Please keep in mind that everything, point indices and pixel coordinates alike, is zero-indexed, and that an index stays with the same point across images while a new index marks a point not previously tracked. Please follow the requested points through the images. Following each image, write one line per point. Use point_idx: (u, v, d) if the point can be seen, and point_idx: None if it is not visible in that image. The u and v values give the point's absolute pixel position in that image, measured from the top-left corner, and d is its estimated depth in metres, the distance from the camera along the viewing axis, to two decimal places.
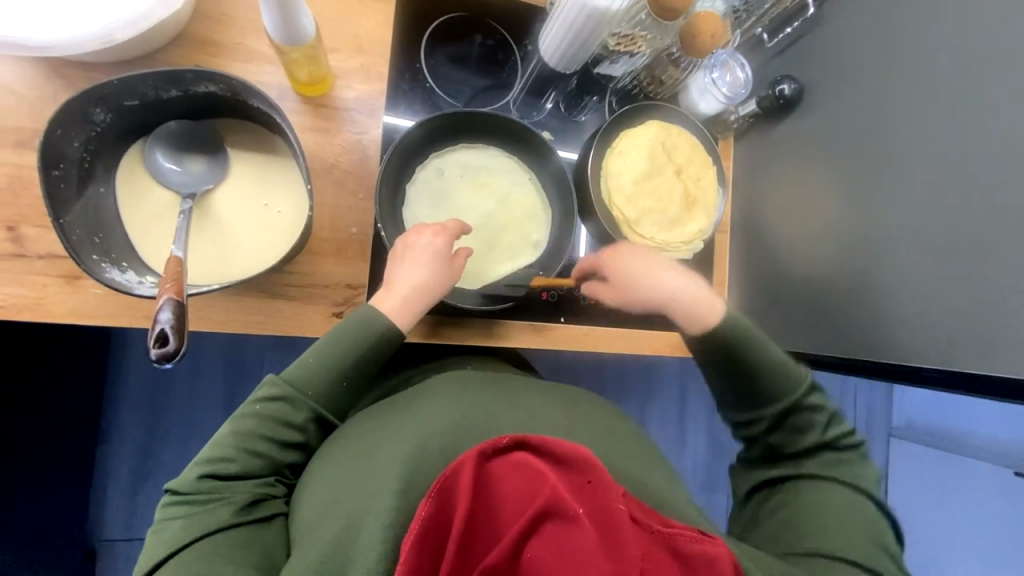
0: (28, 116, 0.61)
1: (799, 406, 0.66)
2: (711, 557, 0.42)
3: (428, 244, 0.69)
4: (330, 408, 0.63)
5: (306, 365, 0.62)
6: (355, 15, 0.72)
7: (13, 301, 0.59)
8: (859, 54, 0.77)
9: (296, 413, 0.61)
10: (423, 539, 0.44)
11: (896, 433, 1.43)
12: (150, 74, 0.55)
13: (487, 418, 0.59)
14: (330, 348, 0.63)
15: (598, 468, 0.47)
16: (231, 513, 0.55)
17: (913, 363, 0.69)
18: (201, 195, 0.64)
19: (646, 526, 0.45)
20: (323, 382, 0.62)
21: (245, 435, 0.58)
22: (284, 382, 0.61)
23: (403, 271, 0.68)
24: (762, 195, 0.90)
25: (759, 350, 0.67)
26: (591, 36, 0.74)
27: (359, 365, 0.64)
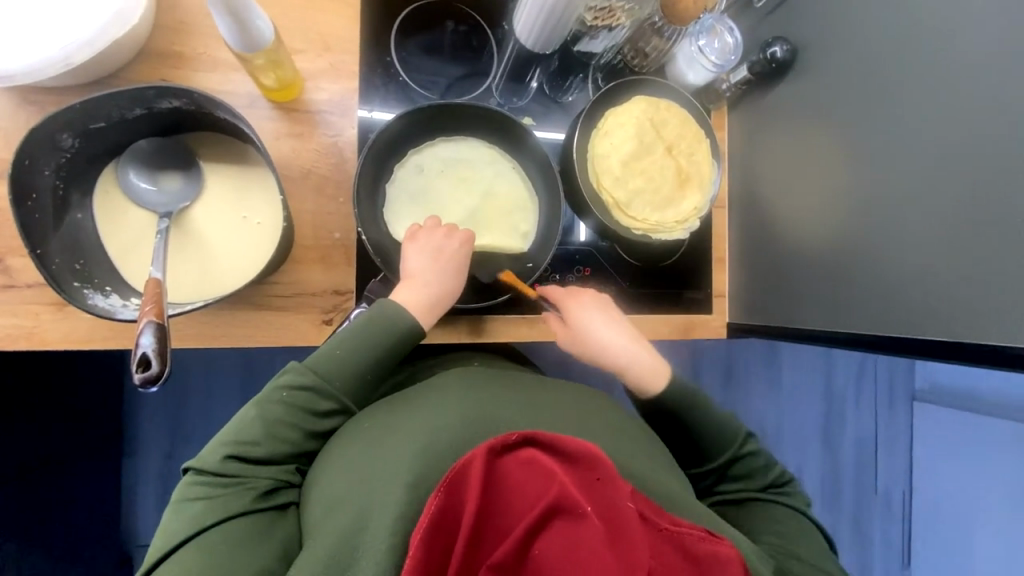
0: (1, 146, 0.61)
1: (738, 456, 0.70)
2: (719, 556, 0.43)
3: (457, 249, 0.71)
4: (354, 398, 0.64)
5: (333, 353, 0.63)
6: (320, 12, 0.70)
7: (10, 332, 0.61)
8: (853, 7, 0.72)
9: (322, 402, 0.62)
10: (432, 537, 0.43)
11: (920, 396, 1.46)
12: (111, 95, 0.54)
13: (487, 419, 0.57)
14: (357, 336, 0.64)
15: (608, 466, 0.45)
16: (251, 499, 0.55)
17: (926, 336, 0.65)
18: (178, 213, 0.63)
19: (653, 522, 0.45)
20: (348, 372, 0.63)
21: (272, 422, 0.59)
22: (311, 371, 0.62)
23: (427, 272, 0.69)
24: (760, 166, 0.87)
25: (701, 410, 0.70)
26: (566, 13, 0.70)
27: (381, 356, 0.64)
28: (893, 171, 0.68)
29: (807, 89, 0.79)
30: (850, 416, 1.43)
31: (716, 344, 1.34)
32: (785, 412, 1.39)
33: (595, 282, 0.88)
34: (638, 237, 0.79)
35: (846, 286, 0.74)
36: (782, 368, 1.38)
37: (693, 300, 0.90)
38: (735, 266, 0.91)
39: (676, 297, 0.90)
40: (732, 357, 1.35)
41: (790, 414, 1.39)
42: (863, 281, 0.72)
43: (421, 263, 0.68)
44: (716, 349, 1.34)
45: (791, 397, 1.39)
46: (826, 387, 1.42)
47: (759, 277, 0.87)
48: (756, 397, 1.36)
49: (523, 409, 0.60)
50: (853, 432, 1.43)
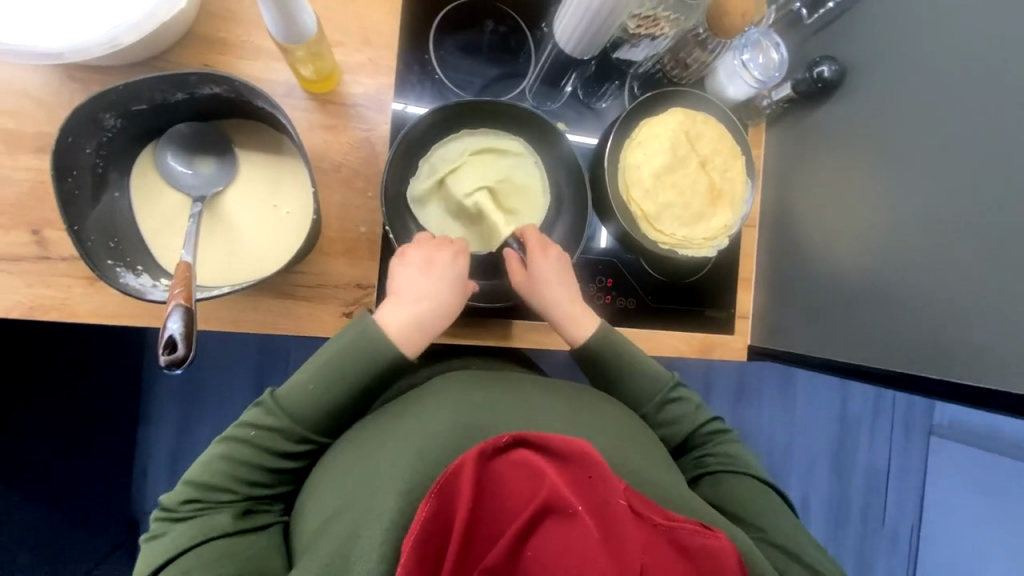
0: (46, 121, 0.62)
1: (667, 404, 0.72)
2: (713, 551, 0.41)
3: (451, 264, 0.69)
4: (325, 433, 0.63)
5: (301, 392, 0.61)
6: (362, 6, 0.70)
7: (42, 302, 0.62)
8: (910, 31, 0.69)
9: (291, 441, 0.61)
10: (425, 540, 0.43)
11: (937, 431, 1.42)
12: (156, 78, 0.55)
13: (490, 422, 0.57)
14: (328, 374, 0.62)
15: (598, 462, 0.44)
16: (229, 521, 0.56)
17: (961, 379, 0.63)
18: (210, 197, 0.64)
19: (647, 518, 0.42)
20: (312, 409, 0.61)
21: (236, 463, 0.59)
22: (274, 410, 0.60)
23: (417, 290, 0.67)
24: (796, 187, 0.84)
25: (622, 360, 0.72)
26: (609, 21, 0.69)
27: (351, 387, 0.62)
28: (938, 203, 0.66)
29: (853, 112, 0.76)
30: (864, 447, 1.39)
31: (733, 364, 1.32)
32: (798, 437, 1.35)
33: (616, 294, 0.87)
34: (663, 251, 0.78)
35: (878, 318, 0.72)
36: (798, 393, 1.35)
37: (715, 319, 0.89)
38: (761, 288, 0.89)
39: (698, 315, 0.88)
40: (747, 377, 1.32)
41: (803, 440, 1.36)
42: (897, 314, 0.70)
43: (410, 283, 0.67)
44: (732, 369, 1.31)
45: (805, 421, 1.36)
46: (841, 415, 1.38)
47: (786, 300, 0.84)
48: (771, 421, 1.33)
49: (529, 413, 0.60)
50: (866, 464, 1.39)
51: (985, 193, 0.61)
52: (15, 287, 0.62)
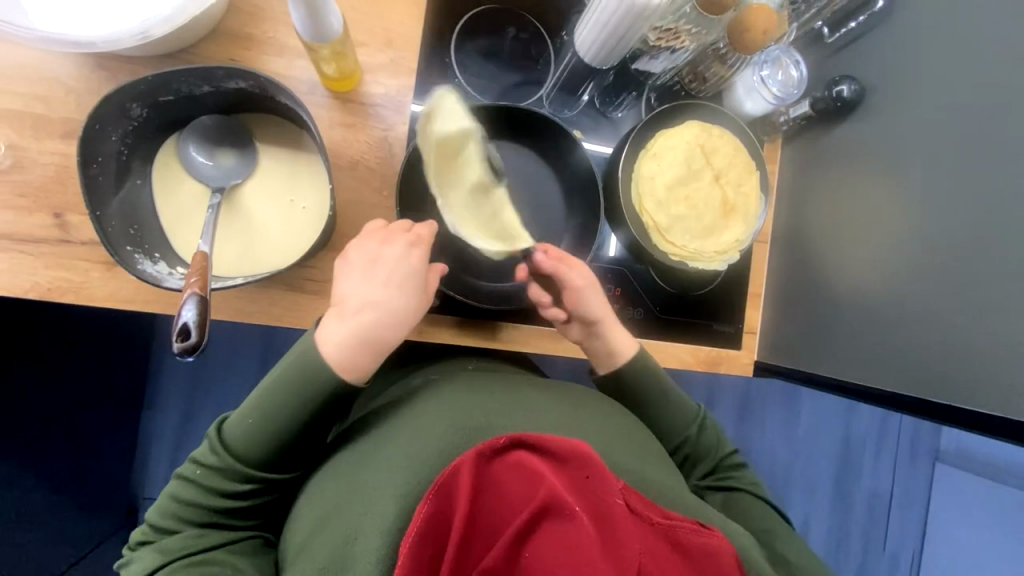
0: (73, 108, 0.64)
1: (697, 435, 0.73)
2: (710, 548, 0.43)
3: (397, 259, 0.66)
4: (273, 468, 0.60)
5: (241, 430, 0.59)
6: (386, 8, 0.71)
7: (59, 285, 0.63)
8: (932, 54, 0.69)
9: (234, 480, 0.59)
10: (423, 542, 0.42)
11: (944, 457, 1.41)
12: (184, 70, 0.56)
13: (491, 418, 0.58)
14: (262, 407, 0.59)
15: (594, 461, 0.45)
16: (192, 545, 0.57)
17: (969, 407, 0.63)
18: (229, 189, 0.65)
19: (644, 516, 0.44)
20: (252, 445, 0.59)
21: (186, 501, 0.58)
22: (216, 447, 0.59)
23: (362, 294, 0.65)
24: (810, 205, 0.84)
25: (655, 388, 0.73)
26: (630, 33, 0.70)
27: (294, 416, 0.60)
28: (954, 228, 0.65)
29: (870, 133, 0.76)
30: (868, 470, 1.38)
31: (738, 379, 1.31)
32: (801, 456, 1.34)
33: (624, 304, 0.87)
34: (673, 263, 0.78)
35: (888, 340, 0.71)
36: (803, 412, 1.34)
37: (722, 333, 0.88)
38: (770, 305, 0.89)
39: (706, 328, 0.88)
40: (751, 393, 1.31)
41: (805, 459, 1.34)
42: (908, 337, 0.69)
43: (355, 288, 0.65)
44: (737, 384, 1.30)
45: (808, 441, 1.34)
46: (845, 436, 1.37)
47: (794, 318, 0.84)
48: (774, 439, 1.32)
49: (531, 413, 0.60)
50: (869, 487, 1.37)
51: (1002, 220, 0.61)
52: (34, 268, 0.63)
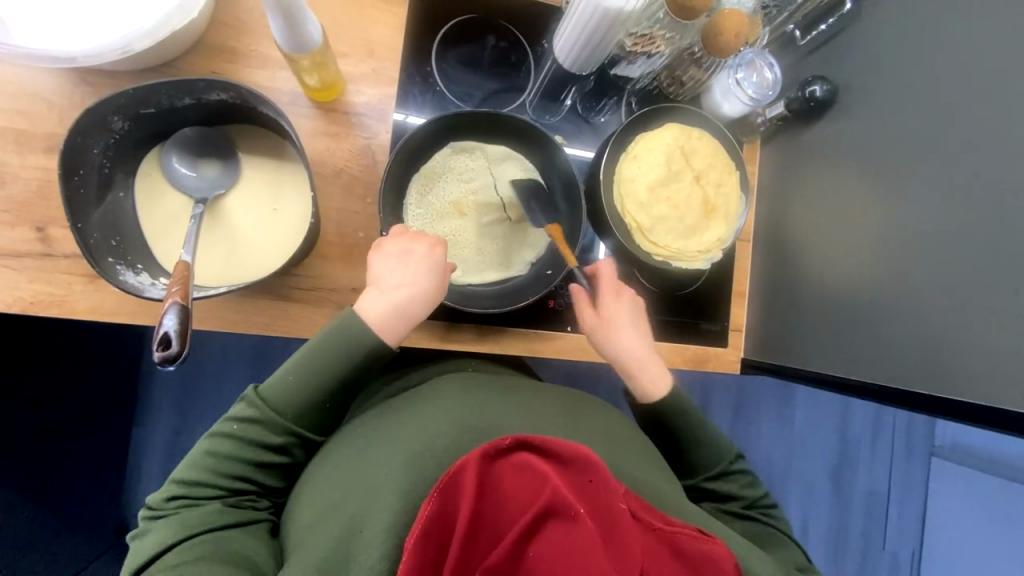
0: (56, 122, 0.64)
1: (729, 470, 0.71)
2: (712, 556, 0.43)
3: (435, 250, 0.68)
4: (308, 426, 0.62)
5: (283, 384, 0.60)
6: (366, 18, 0.72)
7: (42, 298, 0.63)
8: (899, 54, 0.71)
9: (273, 433, 0.60)
10: (426, 539, 0.43)
11: (939, 452, 1.42)
12: (164, 83, 0.57)
13: (485, 417, 0.58)
14: (306, 367, 0.61)
15: (600, 467, 0.45)
16: (222, 511, 0.57)
17: (950, 397, 0.64)
18: (212, 200, 0.65)
19: (646, 522, 0.44)
20: (297, 403, 0.60)
21: (223, 457, 0.58)
22: (258, 403, 0.59)
23: (398, 272, 0.66)
24: (790, 203, 0.85)
25: (692, 424, 0.71)
26: (607, 38, 0.72)
27: (334, 382, 0.62)
28: (931, 222, 0.67)
29: (845, 132, 0.78)
30: (864, 466, 1.38)
31: (731, 379, 1.31)
32: (796, 455, 1.34)
33: None
34: (657, 262, 0.79)
35: (871, 333, 0.73)
36: (796, 410, 1.34)
37: (709, 332, 0.89)
38: (755, 302, 0.89)
39: (691, 327, 0.88)
40: (744, 392, 1.32)
41: (800, 457, 1.34)
42: (891, 330, 0.71)
43: (390, 267, 0.67)
44: (730, 384, 1.31)
45: (803, 439, 1.35)
46: (840, 434, 1.37)
47: (779, 315, 0.85)
48: (769, 437, 1.32)
49: (520, 413, 0.60)
50: (865, 485, 1.37)
51: (973, 213, 0.63)
52: (17, 282, 0.63)
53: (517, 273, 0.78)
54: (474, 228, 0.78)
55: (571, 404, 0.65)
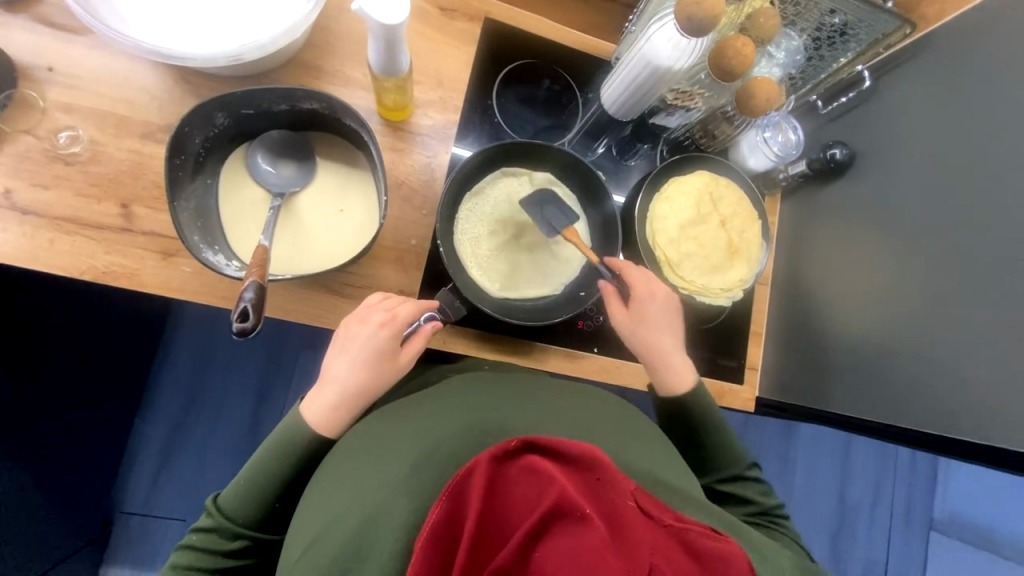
0: (155, 112, 0.71)
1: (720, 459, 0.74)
2: (721, 553, 0.44)
3: (368, 339, 0.68)
4: (263, 527, 0.64)
5: (236, 492, 0.63)
6: (440, 54, 0.81)
7: (114, 270, 0.67)
8: (909, 132, 0.81)
9: (226, 539, 0.63)
10: (435, 540, 0.45)
11: (938, 526, 1.41)
12: (270, 89, 0.65)
13: (525, 415, 0.62)
14: (258, 467, 0.64)
15: (606, 465, 0.49)
16: None
17: (950, 436, 0.71)
18: (288, 195, 0.71)
19: (658, 519, 0.47)
20: (248, 504, 0.63)
21: (182, 570, 0.61)
22: (213, 510, 0.63)
23: (339, 367, 0.68)
24: (808, 254, 0.92)
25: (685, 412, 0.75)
26: (652, 89, 0.80)
27: (294, 468, 0.65)
28: (940, 280, 0.73)
29: (859, 192, 0.86)
30: (863, 530, 1.37)
31: (736, 424, 1.33)
32: (795, 509, 1.34)
33: None
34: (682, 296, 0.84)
35: (884, 379, 0.79)
36: (797, 463, 1.35)
37: (726, 367, 0.91)
38: (770, 344, 0.94)
39: (710, 361, 0.91)
40: (745, 441, 1.33)
41: (800, 514, 1.34)
42: (900, 376, 0.77)
43: (336, 364, 0.69)
44: (735, 428, 1.33)
45: (804, 497, 1.35)
46: (839, 497, 1.37)
47: (793, 358, 0.90)
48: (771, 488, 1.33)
49: (554, 415, 0.63)
50: (862, 552, 1.36)
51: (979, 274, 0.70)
52: (94, 252, 0.67)
53: (550, 292, 0.83)
54: (516, 246, 0.83)
55: (605, 407, 0.68)
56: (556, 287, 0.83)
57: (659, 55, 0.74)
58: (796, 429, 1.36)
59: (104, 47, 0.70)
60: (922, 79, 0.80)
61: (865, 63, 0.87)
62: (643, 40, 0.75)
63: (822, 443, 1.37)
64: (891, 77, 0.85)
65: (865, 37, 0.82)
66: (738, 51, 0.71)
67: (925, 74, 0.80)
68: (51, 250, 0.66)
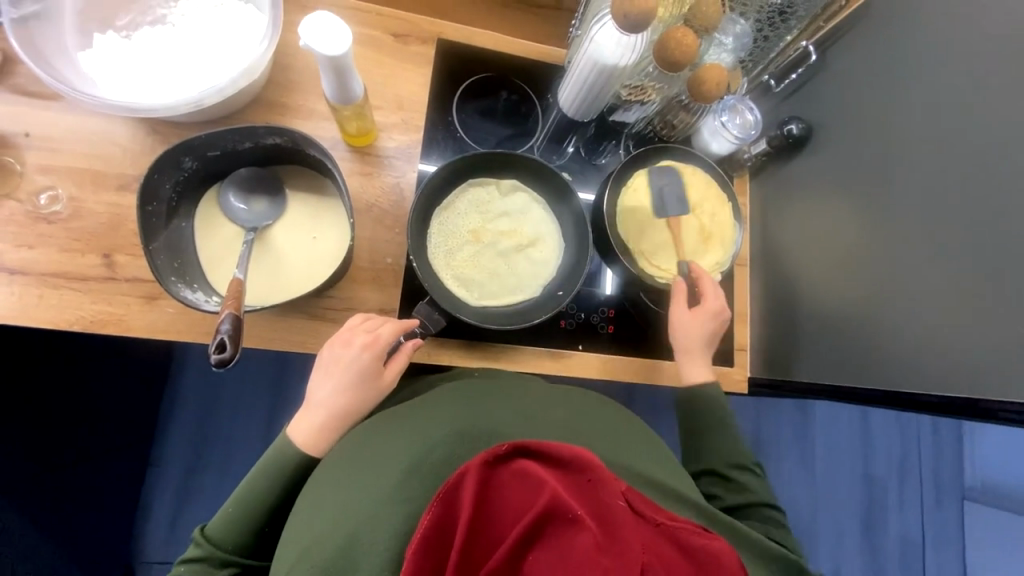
0: (129, 163, 0.74)
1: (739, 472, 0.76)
2: (712, 552, 0.45)
3: (353, 361, 0.70)
4: (252, 552, 0.66)
5: (223, 519, 0.64)
6: (397, 79, 0.85)
7: (102, 317, 0.70)
8: (859, 99, 0.82)
9: (216, 568, 0.63)
10: (427, 546, 0.45)
11: (971, 495, 1.37)
12: (233, 130, 0.68)
13: (504, 417, 0.62)
14: (246, 494, 0.65)
15: (597, 465, 0.49)
16: None
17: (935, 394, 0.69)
18: (261, 229, 0.74)
19: (650, 518, 0.47)
20: (237, 531, 0.64)
21: None
22: (202, 540, 0.63)
23: (326, 389, 0.70)
24: (781, 231, 0.93)
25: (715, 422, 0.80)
26: (604, 87, 0.83)
27: (280, 491, 0.66)
28: (907, 240, 0.74)
29: (822, 163, 0.88)
30: (894, 506, 1.34)
31: (748, 410, 1.32)
32: (820, 492, 1.31)
33: (619, 324, 0.90)
34: (660, 284, 0.86)
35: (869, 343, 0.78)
36: (815, 444, 1.34)
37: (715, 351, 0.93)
38: (756, 323, 0.95)
39: None
40: (760, 425, 1.32)
41: (826, 496, 1.32)
42: (884, 337, 0.76)
43: (321, 386, 0.70)
44: (748, 415, 1.31)
45: (827, 478, 1.32)
46: (864, 474, 1.34)
47: (779, 334, 0.91)
48: (792, 472, 1.31)
49: (533, 415, 0.64)
50: (897, 528, 1.33)
51: (948, 227, 0.70)
52: (81, 302, 0.70)
53: (530, 294, 0.84)
54: (489, 254, 0.84)
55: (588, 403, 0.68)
56: (530, 291, 0.84)
57: (605, 54, 0.76)
58: (809, 407, 1.34)
59: (76, 108, 0.74)
60: (864, 47, 0.82)
61: (809, 38, 0.89)
62: (588, 42, 0.77)
63: (839, 420, 1.35)
64: (838, 48, 0.86)
65: (804, 13, 0.86)
66: (679, 42, 0.74)
67: (866, 43, 0.82)
68: (40, 304, 0.69)
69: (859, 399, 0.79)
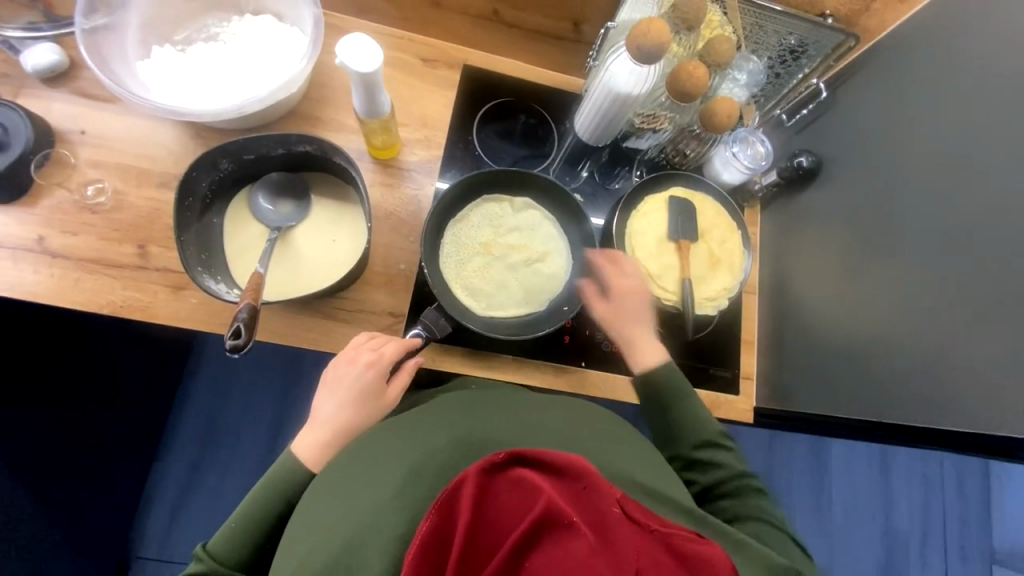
0: (171, 163, 0.80)
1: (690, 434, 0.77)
2: (707, 557, 0.44)
3: (357, 379, 0.72)
4: (253, 568, 0.66)
5: (226, 534, 0.65)
6: (423, 98, 0.91)
7: (130, 303, 0.74)
8: (868, 135, 0.84)
9: None
10: (422, 558, 0.44)
11: (998, 560, 1.29)
12: (269, 137, 0.73)
13: (501, 424, 0.63)
14: (249, 508, 0.66)
15: (591, 472, 0.49)
16: None
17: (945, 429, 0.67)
18: (285, 229, 0.78)
19: (645, 524, 0.46)
20: (240, 546, 0.65)
21: None
22: (203, 556, 0.64)
23: (332, 402, 0.72)
24: (791, 262, 0.93)
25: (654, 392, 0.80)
26: (618, 115, 0.87)
27: (283, 504, 0.67)
28: (915, 272, 0.73)
29: (832, 196, 0.89)
30: (914, 564, 1.27)
31: (762, 449, 1.26)
32: (836, 543, 1.25)
33: None
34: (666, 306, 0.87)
35: (876, 376, 0.76)
36: (832, 492, 1.27)
37: (720, 378, 0.92)
38: (765, 353, 0.94)
39: (698, 371, 0.92)
40: (774, 465, 1.25)
41: (841, 547, 1.25)
42: (894, 372, 0.74)
43: (326, 402, 0.72)
44: (762, 455, 1.25)
45: (843, 527, 1.26)
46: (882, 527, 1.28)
47: (787, 365, 0.90)
48: (807, 519, 1.25)
49: (530, 423, 0.64)
50: None
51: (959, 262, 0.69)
52: (113, 287, 0.74)
53: (536, 307, 0.86)
54: (498, 266, 0.87)
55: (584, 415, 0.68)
56: (536, 305, 0.86)
57: (619, 83, 0.80)
58: (825, 450, 1.29)
59: (129, 111, 0.80)
60: (873, 86, 0.84)
61: (821, 77, 0.92)
62: (604, 71, 0.82)
63: (857, 467, 1.29)
64: (848, 87, 0.89)
65: (816, 53, 0.87)
66: (690, 74, 0.77)
67: (876, 82, 0.84)
68: (76, 287, 0.74)
69: (871, 436, 0.77)
